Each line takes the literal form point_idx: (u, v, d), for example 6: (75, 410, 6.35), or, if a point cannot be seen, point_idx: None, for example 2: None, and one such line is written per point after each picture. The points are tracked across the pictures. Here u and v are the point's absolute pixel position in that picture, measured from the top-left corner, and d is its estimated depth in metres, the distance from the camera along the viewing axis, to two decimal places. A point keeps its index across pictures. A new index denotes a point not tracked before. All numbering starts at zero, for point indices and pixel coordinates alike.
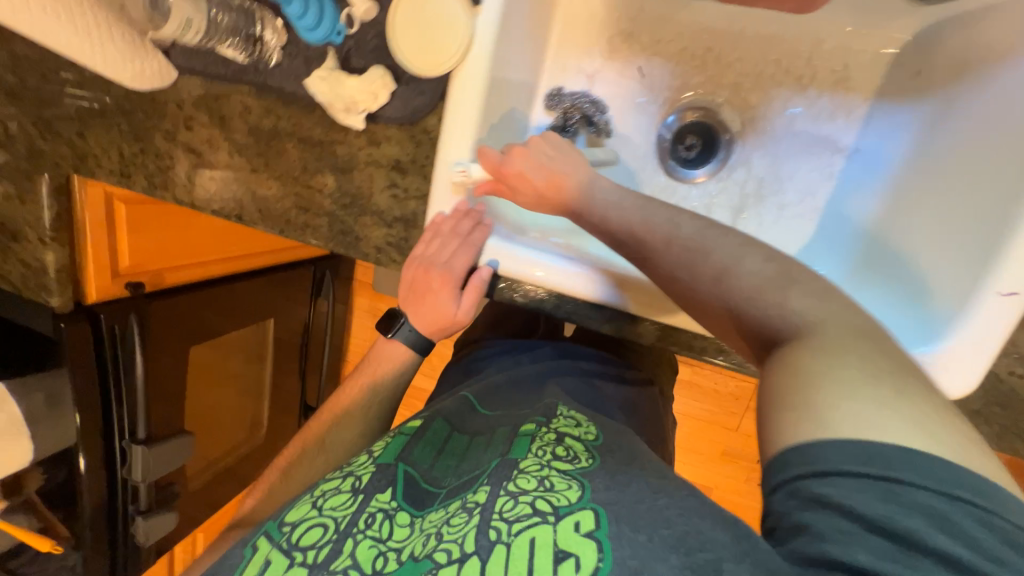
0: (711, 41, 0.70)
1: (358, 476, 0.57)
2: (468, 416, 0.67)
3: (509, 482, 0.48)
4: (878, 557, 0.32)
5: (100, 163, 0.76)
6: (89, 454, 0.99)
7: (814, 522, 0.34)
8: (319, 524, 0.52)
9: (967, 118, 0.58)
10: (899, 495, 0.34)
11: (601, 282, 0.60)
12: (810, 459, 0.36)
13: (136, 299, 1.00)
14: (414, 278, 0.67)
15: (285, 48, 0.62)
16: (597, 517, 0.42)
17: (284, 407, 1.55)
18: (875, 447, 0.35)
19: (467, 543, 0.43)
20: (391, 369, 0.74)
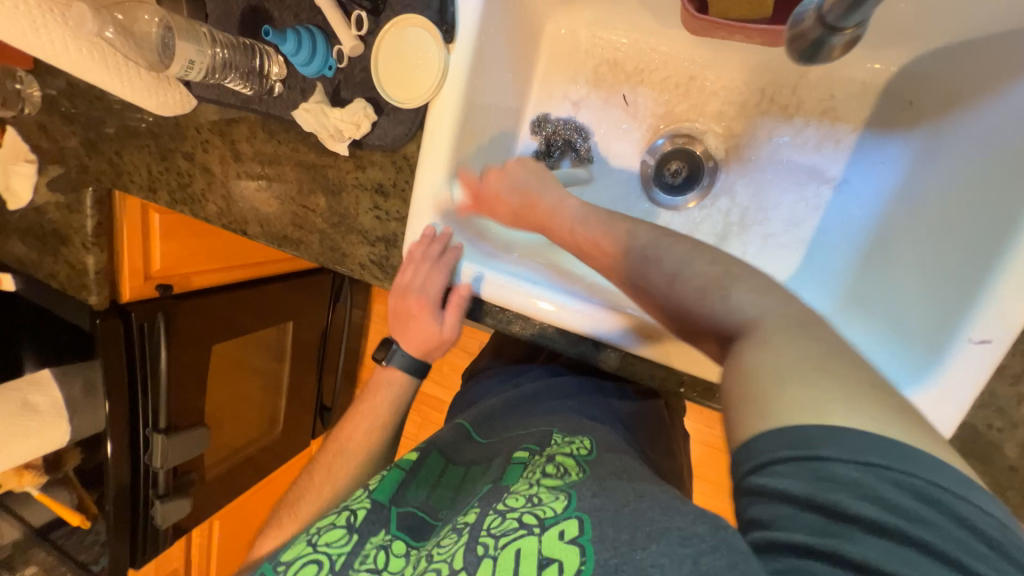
0: (695, 70, 0.70)
1: (352, 510, 0.57)
2: (463, 445, 0.66)
3: (498, 502, 0.47)
4: (824, 539, 0.31)
5: (132, 179, 0.85)
6: (116, 439, 1.08)
7: (763, 512, 0.34)
8: (313, 560, 0.51)
9: (959, 151, 0.56)
10: (840, 472, 0.32)
11: (585, 315, 0.60)
12: (755, 450, 0.36)
13: (164, 299, 1.09)
14: (397, 305, 0.71)
15: (285, 80, 0.68)
16: (582, 524, 0.40)
17: (301, 406, 1.63)
18: (812, 431, 0.34)
19: (455, 562, 0.43)
20: (391, 394, 0.77)
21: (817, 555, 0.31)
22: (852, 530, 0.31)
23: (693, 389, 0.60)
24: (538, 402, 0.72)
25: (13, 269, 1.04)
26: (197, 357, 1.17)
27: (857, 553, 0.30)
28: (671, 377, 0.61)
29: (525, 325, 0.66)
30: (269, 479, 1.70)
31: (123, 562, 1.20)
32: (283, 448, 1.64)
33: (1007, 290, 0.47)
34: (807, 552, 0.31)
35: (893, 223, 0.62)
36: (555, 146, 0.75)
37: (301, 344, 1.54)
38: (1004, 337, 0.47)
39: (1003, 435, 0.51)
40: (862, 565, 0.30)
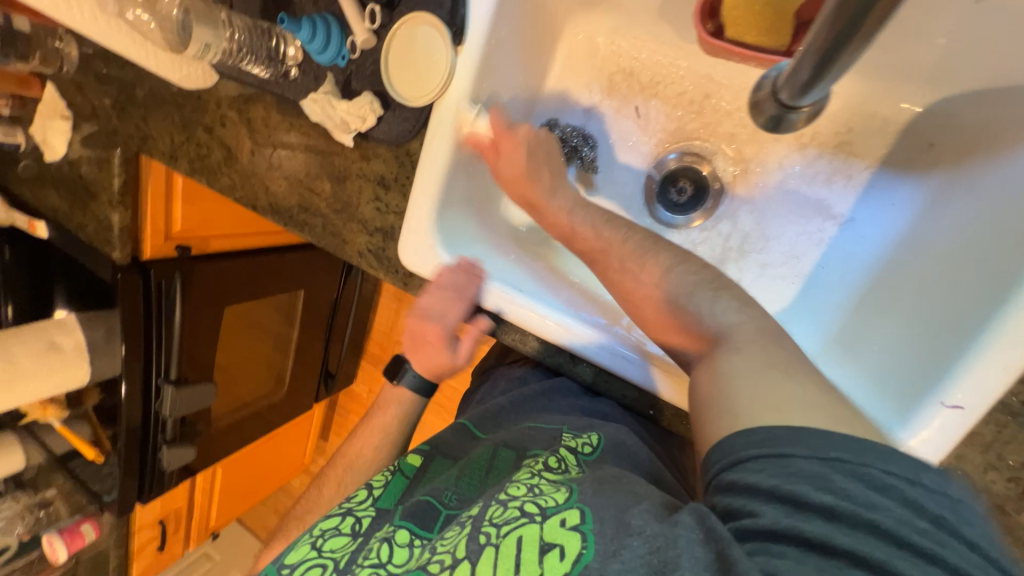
0: (711, 87, 0.69)
1: (357, 518, 0.58)
2: (466, 444, 0.70)
3: (501, 492, 0.47)
4: (794, 524, 0.32)
5: (156, 145, 0.89)
6: (131, 386, 1.16)
7: (736, 501, 0.35)
8: (318, 564, 0.52)
9: (973, 205, 0.54)
10: (806, 465, 0.34)
11: (586, 334, 0.60)
12: (723, 453, 0.38)
13: (182, 260, 1.14)
14: (415, 327, 0.74)
15: (300, 65, 0.69)
16: (583, 513, 0.40)
17: (308, 370, 1.70)
18: (779, 431, 0.36)
19: (458, 550, 0.42)
20: (398, 409, 0.80)
21: (785, 540, 0.32)
22: (816, 517, 0.32)
23: (662, 412, 0.62)
24: (533, 405, 0.73)
25: (47, 217, 1.10)
26: (211, 315, 1.22)
27: (823, 538, 0.31)
28: (642, 398, 0.63)
29: (507, 333, 0.67)
30: (273, 435, 1.79)
31: (131, 495, 1.30)
32: (286, 409, 1.72)
33: (991, 358, 0.45)
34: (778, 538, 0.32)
35: (893, 269, 0.60)
36: (561, 152, 0.74)
37: (312, 312, 1.57)
38: (979, 406, 0.45)
39: None
40: (828, 548, 0.31)
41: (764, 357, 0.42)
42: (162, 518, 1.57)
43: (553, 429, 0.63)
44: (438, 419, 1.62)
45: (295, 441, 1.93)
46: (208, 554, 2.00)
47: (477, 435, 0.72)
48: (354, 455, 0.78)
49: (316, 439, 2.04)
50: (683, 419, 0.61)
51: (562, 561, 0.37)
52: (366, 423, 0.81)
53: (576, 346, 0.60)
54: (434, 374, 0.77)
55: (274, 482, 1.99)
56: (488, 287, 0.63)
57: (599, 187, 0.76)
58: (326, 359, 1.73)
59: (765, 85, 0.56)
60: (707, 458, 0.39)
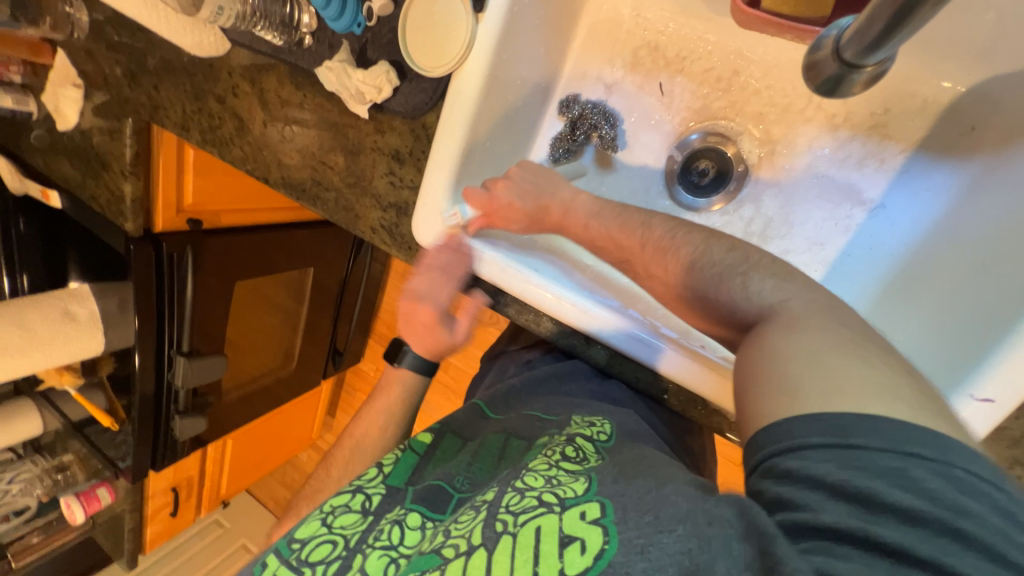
0: (741, 64, 0.66)
1: (367, 494, 0.57)
2: (476, 424, 0.69)
3: (517, 480, 0.45)
4: (853, 520, 0.31)
5: (167, 115, 0.87)
6: (144, 357, 1.17)
7: (790, 493, 0.33)
8: (328, 540, 0.52)
9: (1016, 190, 0.51)
10: (877, 460, 0.32)
11: (596, 314, 0.59)
12: (786, 434, 0.36)
13: (194, 233, 1.13)
14: (407, 311, 0.70)
15: (315, 33, 0.67)
16: (604, 506, 0.38)
17: (316, 347, 1.71)
18: (845, 418, 0.35)
19: (474, 536, 0.41)
20: (404, 389, 0.80)
21: (845, 536, 0.31)
22: (850, 506, 0.31)
23: (677, 398, 0.60)
24: (547, 389, 0.72)
25: (60, 187, 1.10)
26: (222, 289, 1.22)
27: (889, 535, 0.30)
28: (657, 383, 0.61)
29: (520, 312, 0.66)
30: (281, 409, 1.82)
31: (145, 463, 1.34)
32: (295, 385, 1.74)
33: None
34: (832, 534, 0.31)
35: (924, 259, 0.58)
36: (580, 130, 0.73)
37: (321, 290, 1.57)
38: (1014, 400, 0.44)
39: None
40: (895, 549, 0.29)
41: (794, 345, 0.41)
42: (175, 486, 1.61)
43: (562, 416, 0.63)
44: (444, 399, 1.63)
45: (303, 416, 1.96)
46: (218, 521, 2.05)
47: (490, 417, 0.71)
48: (360, 435, 0.77)
49: (323, 415, 2.08)
50: (697, 405, 0.60)
51: (583, 555, 0.35)
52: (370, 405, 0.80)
53: (587, 327, 0.60)
54: (434, 355, 0.75)
55: (282, 455, 2.03)
56: (499, 265, 0.62)
57: (618, 168, 0.74)
58: (334, 336, 1.74)
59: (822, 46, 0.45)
60: (749, 446, 0.38)
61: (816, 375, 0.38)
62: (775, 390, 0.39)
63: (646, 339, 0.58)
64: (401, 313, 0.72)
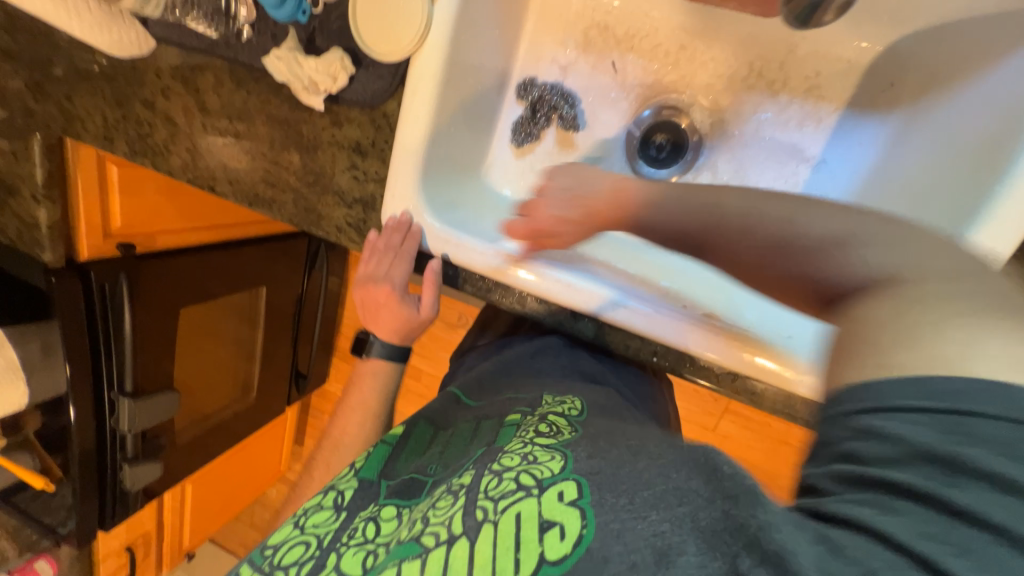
0: (686, 39, 0.69)
1: (339, 491, 0.55)
2: (452, 411, 0.66)
3: (494, 463, 0.45)
4: (932, 484, 0.28)
5: (84, 126, 0.79)
6: (80, 403, 1.04)
7: (864, 448, 0.30)
8: (302, 540, 0.49)
9: (941, 130, 0.57)
10: (982, 428, 0.28)
11: (573, 285, 0.60)
12: (879, 395, 0.31)
13: (126, 259, 1.02)
14: (362, 295, 0.73)
15: (254, 25, 0.63)
16: (581, 485, 0.37)
17: (276, 372, 1.60)
18: (952, 383, 0.29)
19: (453, 525, 0.40)
20: (376, 381, 0.75)
21: (905, 492, 0.28)
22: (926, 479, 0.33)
23: (665, 358, 0.62)
24: (531, 368, 0.71)
25: None
26: (167, 317, 1.12)
27: (966, 501, 0.27)
28: (645, 347, 0.63)
29: (504, 296, 0.66)
30: (244, 443, 1.69)
31: (91, 523, 1.19)
32: (258, 414, 1.62)
33: None
34: (894, 489, 0.29)
35: (863, 204, 0.64)
36: (541, 112, 0.74)
37: (276, 311, 1.48)
38: None
39: None
40: (961, 510, 0.27)
41: (873, 311, 0.35)
42: (129, 544, 1.44)
43: (535, 394, 0.61)
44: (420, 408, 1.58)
45: (268, 448, 1.83)
46: None
47: (465, 402, 0.68)
48: (339, 436, 0.72)
49: (291, 443, 1.95)
50: (685, 363, 0.62)
51: (562, 541, 0.35)
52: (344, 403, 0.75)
53: (565, 299, 0.60)
54: (401, 337, 0.75)
55: (249, 493, 1.88)
56: (470, 249, 0.63)
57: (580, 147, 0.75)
58: (295, 357, 1.64)
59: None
60: (830, 401, 0.34)
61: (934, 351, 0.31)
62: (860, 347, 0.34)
63: (624, 304, 0.59)
64: (359, 300, 0.75)
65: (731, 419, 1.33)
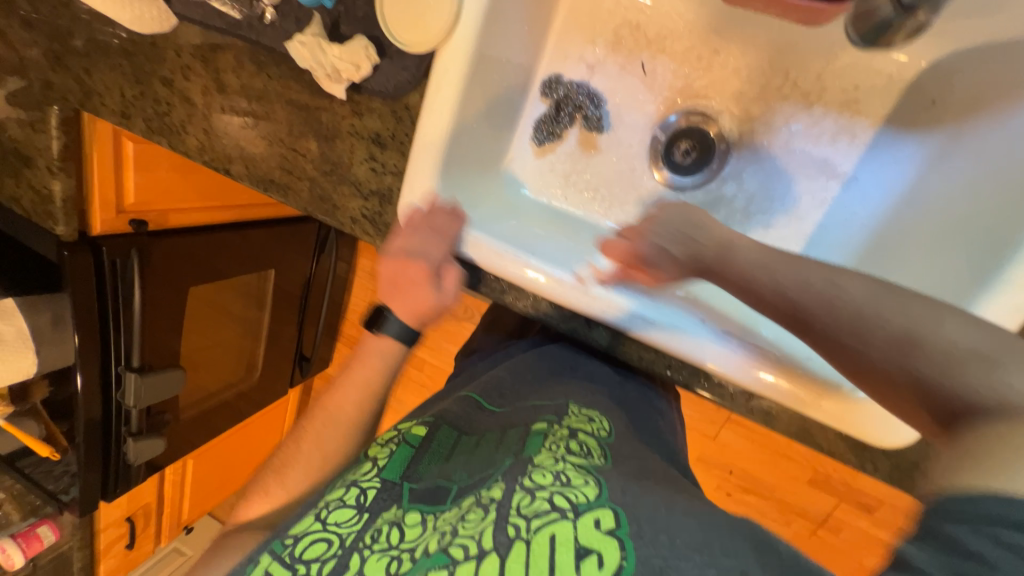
0: (719, 43, 0.67)
1: (362, 488, 0.52)
2: (475, 416, 0.63)
3: (524, 477, 0.44)
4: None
5: (102, 102, 0.78)
6: (88, 376, 1.05)
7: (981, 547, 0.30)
8: (324, 537, 0.48)
9: (976, 156, 0.56)
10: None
11: (584, 291, 0.59)
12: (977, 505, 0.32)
13: (138, 236, 1.02)
14: (390, 270, 0.62)
15: (277, 7, 0.62)
16: (617, 514, 0.39)
17: (281, 354, 1.61)
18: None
19: (484, 540, 0.40)
20: (386, 362, 0.66)
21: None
22: None
23: (679, 371, 0.61)
24: (550, 379, 0.68)
25: None
26: (177, 295, 1.12)
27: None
28: (659, 359, 0.62)
29: (518, 298, 0.65)
30: (246, 422, 1.70)
31: (94, 493, 1.21)
32: (262, 395, 1.63)
33: (1003, 301, 0.48)
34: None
35: (894, 226, 0.62)
36: (564, 111, 0.72)
37: (284, 294, 1.47)
38: None
39: None
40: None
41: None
42: (131, 515, 1.47)
43: (558, 403, 0.60)
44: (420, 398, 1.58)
45: (269, 428, 1.85)
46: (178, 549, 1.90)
47: (488, 409, 0.65)
48: (336, 410, 0.64)
49: (292, 425, 1.96)
50: (700, 378, 0.61)
51: (601, 569, 0.35)
52: (347, 373, 0.66)
53: (577, 305, 0.59)
54: (421, 320, 0.63)
55: (249, 472, 1.90)
56: (483, 247, 0.62)
57: (602, 149, 0.74)
58: (301, 341, 1.64)
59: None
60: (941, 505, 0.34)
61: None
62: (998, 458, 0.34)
63: (637, 313, 0.58)
64: (381, 269, 0.64)
65: (733, 429, 1.32)
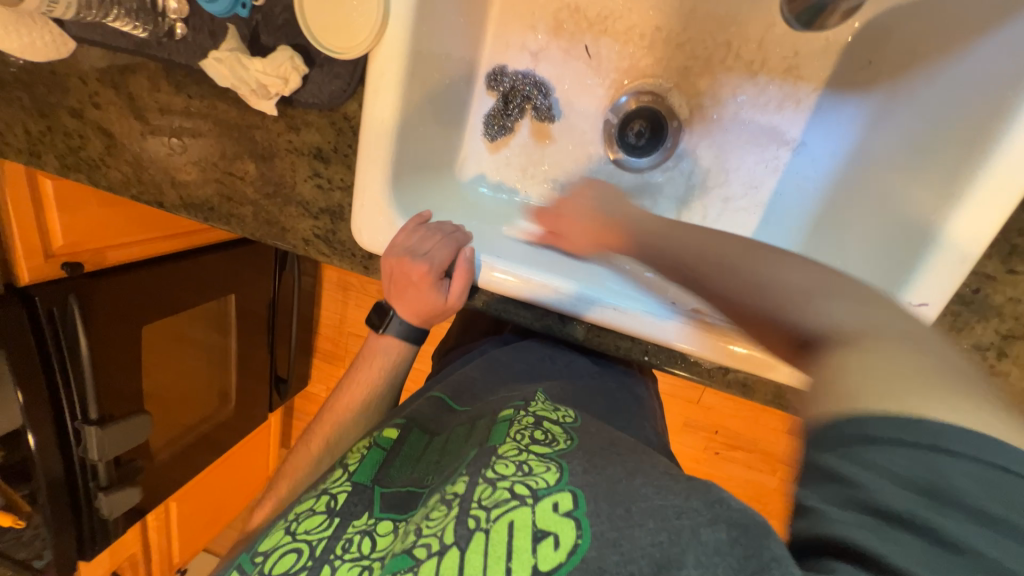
0: (661, 19, 0.66)
1: (332, 494, 0.53)
2: (444, 416, 0.64)
3: (487, 468, 0.43)
4: (921, 510, 0.26)
5: (3, 141, 0.69)
6: (41, 437, 0.97)
7: (856, 475, 0.27)
8: (293, 549, 0.47)
9: (912, 112, 0.56)
10: (964, 468, 0.26)
11: (550, 285, 0.58)
12: (868, 429, 0.28)
13: (74, 280, 0.94)
14: (389, 268, 0.61)
15: (187, 20, 0.57)
16: (576, 497, 0.38)
17: (255, 380, 1.54)
18: (931, 424, 0.27)
19: (446, 535, 0.39)
20: (386, 360, 0.70)
21: (906, 527, 0.26)
22: (972, 521, 0.25)
23: (657, 356, 0.61)
24: (523, 376, 0.68)
25: None
26: (127, 336, 1.05)
27: (950, 530, 0.25)
28: (635, 346, 0.62)
29: (488, 303, 0.64)
30: (229, 453, 1.64)
31: (70, 555, 1.14)
32: (240, 424, 1.56)
33: (942, 258, 0.48)
34: (903, 524, 0.26)
35: (844, 185, 0.63)
36: (513, 103, 0.70)
37: (248, 318, 1.41)
38: (939, 302, 0.48)
39: None
40: (953, 543, 0.25)
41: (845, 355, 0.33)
42: (117, 568, 1.42)
43: (529, 391, 0.60)
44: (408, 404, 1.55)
45: (253, 456, 1.78)
46: None
47: (456, 408, 0.65)
48: (341, 410, 0.69)
49: (277, 448, 1.91)
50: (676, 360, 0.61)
51: (556, 551, 0.35)
52: (351, 376, 0.72)
53: (544, 300, 0.58)
54: (423, 318, 0.67)
55: (239, 502, 1.83)
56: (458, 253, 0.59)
57: (557, 138, 0.72)
58: (274, 363, 1.58)
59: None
60: (813, 431, 0.31)
61: (904, 394, 0.29)
62: (820, 389, 0.33)
63: (605, 303, 0.57)
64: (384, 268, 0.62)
65: (715, 392, 1.36)
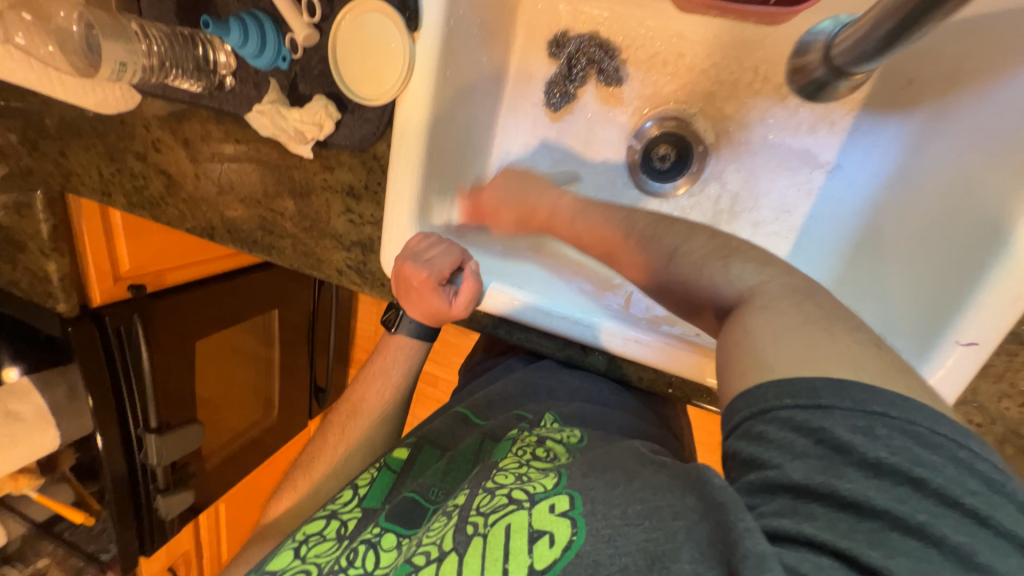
0: (684, 46, 0.65)
1: (342, 521, 0.54)
2: (458, 432, 0.63)
3: (487, 481, 0.43)
4: (823, 477, 0.30)
5: (81, 181, 0.77)
6: (110, 442, 1.07)
7: (760, 455, 0.32)
8: (303, 570, 0.49)
9: (959, 135, 0.53)
10: (845, 419, 0.31)
11: (555, 313, 0.58)
12: (762, 398, 0.34)
13: (138, 300, 1.03)
14: (397, 280, 0.61)
15: (236, 73, 0.64)
16: (573, 497, 0.37)
17: (296, 390, 1.62)
18: (817, 381, 0.32)
19: (445, 542, 0.40)
20: (404, 355, 0.72)
21: (817, 497, 0.30)
22: (868, 473, 0.29)
23: (681, 389, 0.61)
24: (542, 386, 0.65)
25: None
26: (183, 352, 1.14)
27: (851, 490, 0.29)
28: (659, 378, 0.61)
29: (511, 333, 0.65)
30: (272, 459, 1.73)
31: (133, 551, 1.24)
32: (282, 432, 1.64)
33: (993, 295, 0.45)
34: (803, 492, 0.30)
35: (886, 209, 0.60)
36: (577, 67, 0.69)
37: (291, 331, 1.48)
38: (993, 341, 0.45)
39: (979, 430, 0.51)
40: (856, 502, 0.29)
41: (754, 322, 0.38)
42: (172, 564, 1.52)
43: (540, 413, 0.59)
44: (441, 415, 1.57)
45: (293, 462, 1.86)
46: None
47: (474, 422, 0.65)
48: (358, 403, 0.72)
49: None
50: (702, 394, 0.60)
51: (551, 549, 0.34)
52: (368, 370, 0.74)
53: (558, 328, 0.58)
54: (435, 320, 0.66)
55: None
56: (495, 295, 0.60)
57: (581, 163, 0.72)
58: (314, 373, 1.65)
59: (812, 51, 0.59)
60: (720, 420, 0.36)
61: (809, 352, 0.34)
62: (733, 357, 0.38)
63: (602, 328, 0.57)
64: (391, 277, 0.62)
65: None
